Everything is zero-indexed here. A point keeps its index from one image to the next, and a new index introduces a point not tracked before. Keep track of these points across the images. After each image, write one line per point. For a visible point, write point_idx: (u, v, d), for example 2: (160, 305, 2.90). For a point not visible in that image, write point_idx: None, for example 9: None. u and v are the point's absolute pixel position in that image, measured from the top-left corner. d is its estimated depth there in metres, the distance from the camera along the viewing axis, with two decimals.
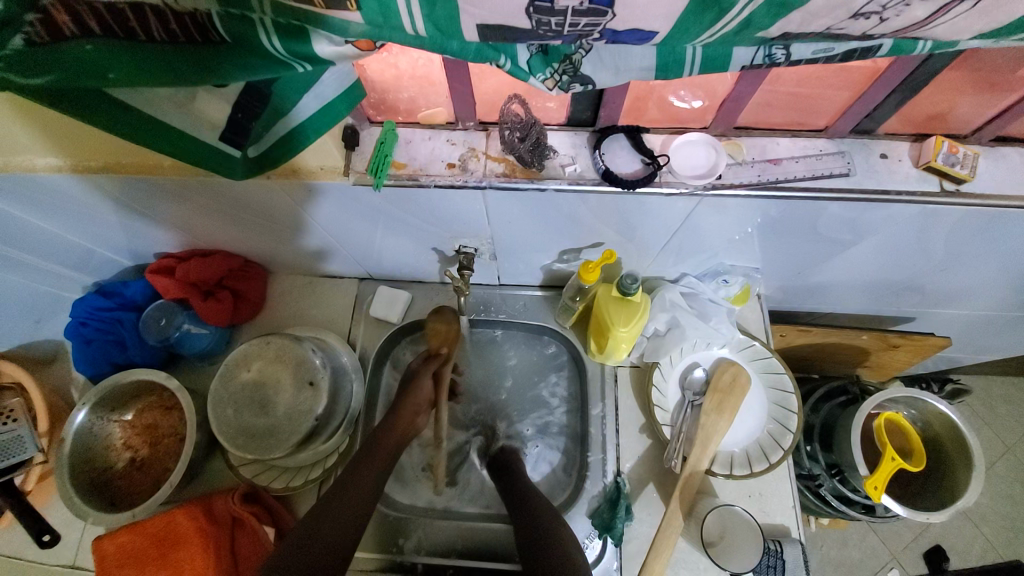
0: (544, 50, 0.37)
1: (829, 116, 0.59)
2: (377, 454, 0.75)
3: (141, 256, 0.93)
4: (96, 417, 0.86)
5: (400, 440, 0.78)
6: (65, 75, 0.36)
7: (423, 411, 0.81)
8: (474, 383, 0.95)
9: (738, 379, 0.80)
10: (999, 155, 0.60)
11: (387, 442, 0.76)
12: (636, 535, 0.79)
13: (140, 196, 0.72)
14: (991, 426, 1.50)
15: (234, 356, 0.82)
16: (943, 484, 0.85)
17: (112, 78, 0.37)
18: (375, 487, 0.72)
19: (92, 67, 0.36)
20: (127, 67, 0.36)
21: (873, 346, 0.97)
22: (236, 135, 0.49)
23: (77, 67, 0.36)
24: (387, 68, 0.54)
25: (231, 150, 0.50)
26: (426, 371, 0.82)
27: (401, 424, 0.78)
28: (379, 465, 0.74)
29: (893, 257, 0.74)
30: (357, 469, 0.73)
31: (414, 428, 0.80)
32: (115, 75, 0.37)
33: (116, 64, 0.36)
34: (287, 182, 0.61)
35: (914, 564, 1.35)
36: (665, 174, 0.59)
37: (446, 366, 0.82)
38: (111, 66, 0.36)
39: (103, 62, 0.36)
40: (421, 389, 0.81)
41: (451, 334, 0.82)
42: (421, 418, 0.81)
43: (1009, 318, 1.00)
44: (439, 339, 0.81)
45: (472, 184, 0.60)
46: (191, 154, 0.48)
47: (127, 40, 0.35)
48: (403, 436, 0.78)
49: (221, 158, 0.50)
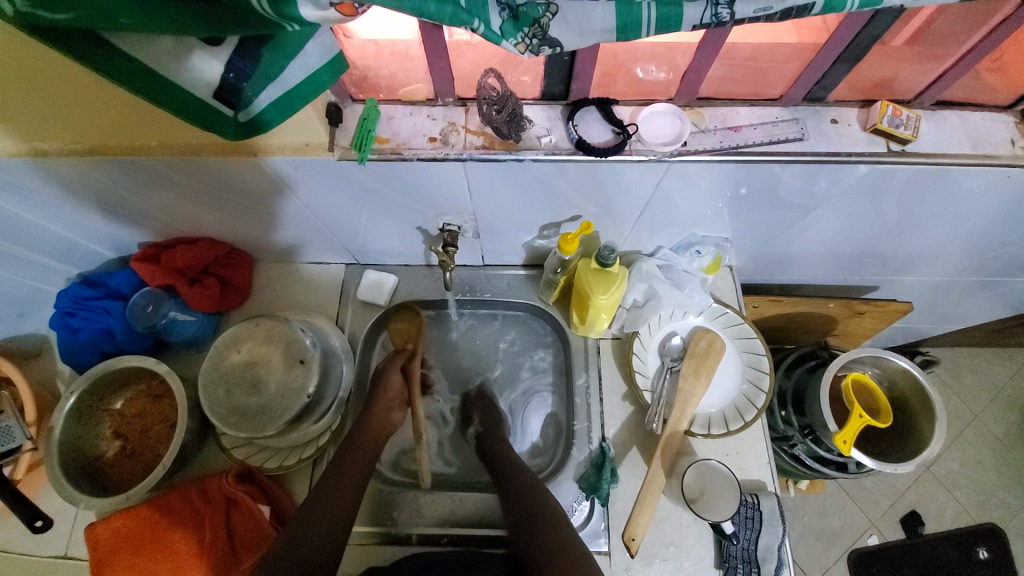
0: (514, 16, 0.41)
1: (783, 84, 0.64)
2: (356, 448, 0.78)
3: (125, 247, 0.94)
4: (85, 406, 0.87)
5: (375, 442, 0.81)
6: (82, 14, 0.37)
7: (392, 412, 0.85)
8: (447, 369, 1.00)
9: (714, 345, 0.85)
10: (939, 118, 0.66)
11: (364, 442, 0.80)
12: (621, 497, 0.82)
13: (128, 182, 0.73)
14: (960, 396, 1.56)
15: (224, 338, 0.84)
16: (910, 438, 0.90)
17: (123, 23, 0.37)
18: (358, 486, 0.75)
19: (104, 11, 0.37)
20: (138, 16, 0.37)
21: (841, 314, 1.02)
22: (229, 95, 0.48)
23: (90, 7, 0.36)
24: (368, 43, 0.58)
25: (223, 109, 0.49)
26: (394, 368, 0.88)
27: (375, 422, 0.82)
28: (356, 463, 0.77)
29: (852, 222, 0.79)
30: (341, 468, 0.76)
31: (387, 428, 0.84)
32: (126, 19, 0.37)
33: (128, 8, 0.37)
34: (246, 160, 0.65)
35: (892, 531, 1.41)
36: (634, 142, 0.62)
37: (413, 361, 0.90)
38: (121, 10, 0.37)
39: (114, 8, 0.37)
40: (389, 389, 0.86)
41: (412, 332, 0.95)
42: (392, 414, 0.85)
43: (965, 283, 1.06)
44: (402, 335, 0.94)
45: (453, 156, 0.63)
46: (192, 114, 0.48)
47: None
48: (377, 437, 0.82)
49: (214, 115, 0.50)
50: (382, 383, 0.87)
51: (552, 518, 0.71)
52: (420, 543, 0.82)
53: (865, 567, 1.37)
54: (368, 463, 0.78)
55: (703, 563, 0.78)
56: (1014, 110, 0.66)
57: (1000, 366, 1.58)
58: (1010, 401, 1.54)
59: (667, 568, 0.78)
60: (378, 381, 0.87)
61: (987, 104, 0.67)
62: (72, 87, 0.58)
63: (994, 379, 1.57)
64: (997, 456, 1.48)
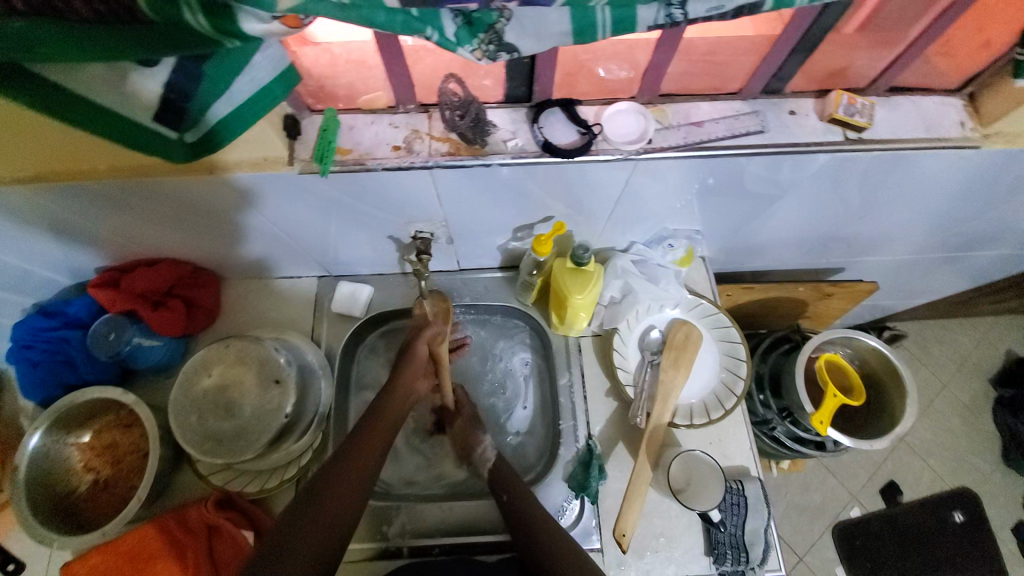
0: (469, 21, 0.40)
1: (742, 78, 0.65)
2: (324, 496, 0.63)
3: (84, 273, 0.90)
4: (52, 441, 0.82)
5: (346, 501, 0.64)
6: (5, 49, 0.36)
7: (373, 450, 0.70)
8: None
9: (691, 336, 0.87)
10: (893, 104, 0.68)
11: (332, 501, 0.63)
12: (609, 492, 0.82)
13: (79, 206, 0.70)
14: (929, 367, 1.62)
15: (193, 363, 0.81)
16: (882, 413, 0.94)
17: (45, 55, 0.36)
18: (365, 478, 0.67)
19: (23, 40, 0.35)
20: (60, 43, 0.36)
21: (811, 297, 1.04)
22: (168, 116, 0.48)
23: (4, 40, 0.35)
24: (321, 53, 0.57)
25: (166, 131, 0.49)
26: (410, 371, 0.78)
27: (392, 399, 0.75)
28: (320, 535, 0.60)
29: (816, 207, 0.81)
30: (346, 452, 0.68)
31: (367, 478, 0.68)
32: (54, 49, 0.36)
33: (58, 39, 0.35)
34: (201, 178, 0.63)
35: (872, 501, 1.46)
36: (600, 142, 0.63)
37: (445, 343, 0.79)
38: (45, 39, 0.35)
39: (38, 38, 0.35)
40: (387, 408, 0.75)
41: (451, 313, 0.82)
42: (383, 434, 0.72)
43: (926, 259, 1.09)
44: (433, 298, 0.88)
45: (419, 164, 0.62)
46: (130, 136, 0.48)
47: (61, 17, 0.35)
48: (356, 486, 0.66)
49: (152, 138, 0.49)
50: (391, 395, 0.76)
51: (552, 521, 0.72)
52: (411, 555, 0.81)
53: (849, 539, 1.42)
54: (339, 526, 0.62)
55: (693, 551, 0.79)
56: (963, 94, 0.69)
57: (964, 336, 1.64)
58: (975, 368, 1.61)
59: (658, 559, 0.79)
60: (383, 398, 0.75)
61: (938, 88, 0.69)
62: (11, 117, 0.56)
63: (959, 349, 1.63)
64: (965, 423, 1.55)
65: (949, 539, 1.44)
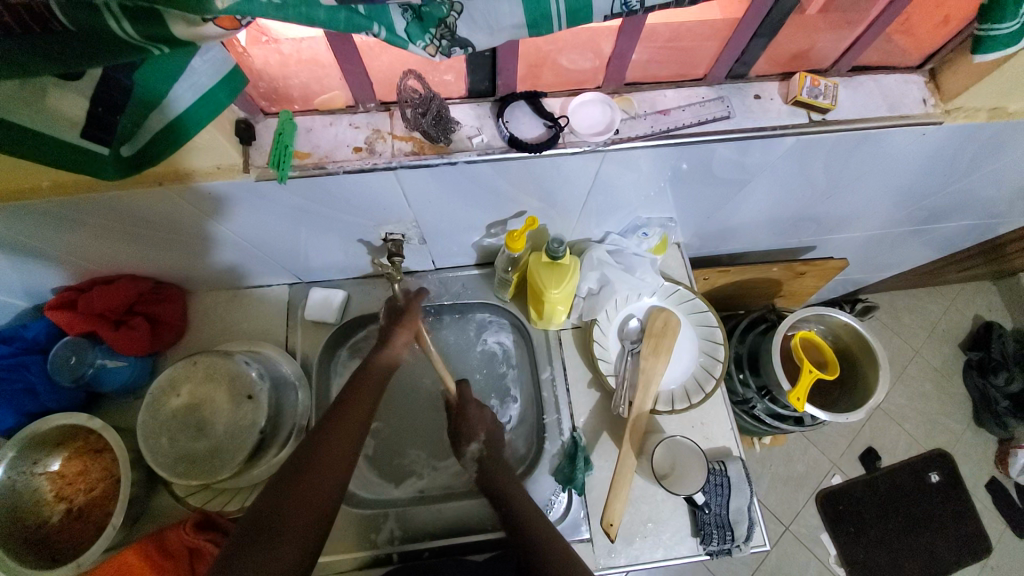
0: (418, 16, 0.38)
1: (706, 64, 0.64)
2: (275, 529, 0.56)
3: (40, 294, 0.85)
4: (17, 473, 0.78)
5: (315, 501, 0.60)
6: None
7: (334, 471, 0.63)
8: (407, 382, 0.96)
9: (669, 323, 0.87)
10: (856, 84, 0.68)
11: (286, 535, 0.56)
12: (596, 482, 0.83)
13: (23, 226, 0.66)
14: (901, 336, 1.66)
15: (159, 383, 0.78)
16: (857, 386, 0.96)
17: None
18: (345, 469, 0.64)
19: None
20: None
21: (785, 276, 1.06)
22: (99, 131, 0.46)
23: None
24: (271, 53, 0.53)
25: (97, 147, 0.48)
26: (372, 376, 0.73)
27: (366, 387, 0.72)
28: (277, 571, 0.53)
29: (786, 188, 0.81)
30: (320, 444, 0.64)
31: (331, 499, 0.61)
32: None
33: None
34: (156, 189, 0.59)
35: (851, 468, 1.51)
36: (567, 135, 0.62)
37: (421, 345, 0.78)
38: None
39: None
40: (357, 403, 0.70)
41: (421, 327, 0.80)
42: (354, 431, 0.67)
43: (894, 233, 1.12)
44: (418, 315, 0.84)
45: (382, 166, 0.60)
46: (62, 155, 0.47)
47: None
48: (321, 499, 0.60)
49: (89, 157, 0.48)
50: (354, 400, 0.70)
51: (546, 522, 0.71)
52: (402, 560, 0.80)
53: (832, 506, 1.47)
54: (299, 559, 0.56)
55: (680, 534, 0.80)
56: (924, 71, 0.70)
57: (932, 304, 1.70)
58: (944, 334, 1.67)
59: (648, 544, 0.80)
60: (344, 405, 0.69)
61: (899, 65, 0.70)
62: None
63: (928, 316, 1.68)
64: (936, 387, 1.61)
65: (925, 499, 1.50)
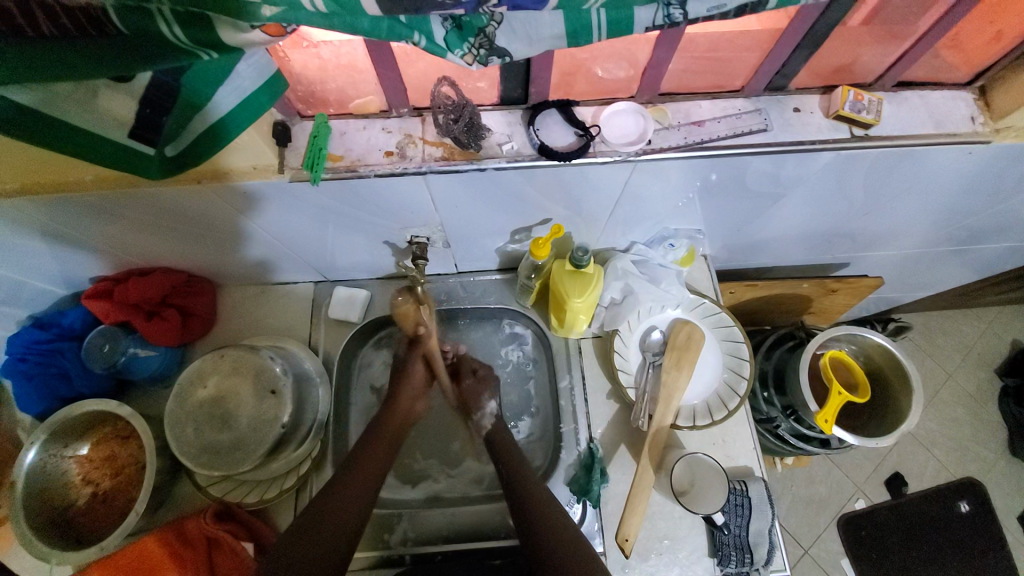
0: (458, 25, 0.38)
1: (744, 75, 0.63)
2: (303, 546, 0.62)
3: (78, 283, 0.88)
4: (48, 455, 0.81)
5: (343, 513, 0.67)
6: None
7: (361, 487, 0.70)
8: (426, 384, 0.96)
9: (693, 336, 0.85)
10: (900, 99, 0.66)
11: (317, 543, 0.63)
12: (613, 496, 0.82)
13: (67, 217, 0.69)
14: (934, 358, 1.60)
15: (188, 374, 0.80)
16: (888, 410, 0.93)
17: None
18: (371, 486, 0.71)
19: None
20: (27, 66, 0.35)
21: (815, 293, 1.03)
22: (146, 131, 0.48)
23: None
24: (311, 58, 0.54)
25: (144, 147, 0.50)
26: (402, 405, 0.81)
27: (399, 411, 0.81)
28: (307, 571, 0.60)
29: (821, 203, 0.79)
30: (352, 466, 0.72)
31: (354, 512, 0.68)
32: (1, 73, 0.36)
33: (12, 65, 0.35)
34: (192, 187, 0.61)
35: (876, 492, 1.45)
36: (598, 144, 0.61)
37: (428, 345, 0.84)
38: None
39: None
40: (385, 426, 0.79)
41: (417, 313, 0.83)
42: (380, 453, 0.75)
43: (932, 253, 1.08)
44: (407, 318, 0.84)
45: (412, 170, 0.60)
46: (108, 153, 0.49)
47: (14, 37, 0.34)
48: (346, 513, 0.67)
49: (137, 157, 0.50)
50: (385, 423, 0.79)
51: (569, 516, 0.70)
52: (415, 562, 0.80)
53: (854, 531, 1.42)
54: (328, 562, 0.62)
55: (697, 553, 0.79)
56: (973, 87, 0.67)
57: (969, 327, 1.63)
58: (980, 358, 1.59)
59: (663, 561, 0.78)
60: (379, 424, 0.79)
61: (947, 81, 0.67)
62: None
63: (964, 339, 1.61)
64: (970, 413, 1.53)
65: (953, 529, 1.43)
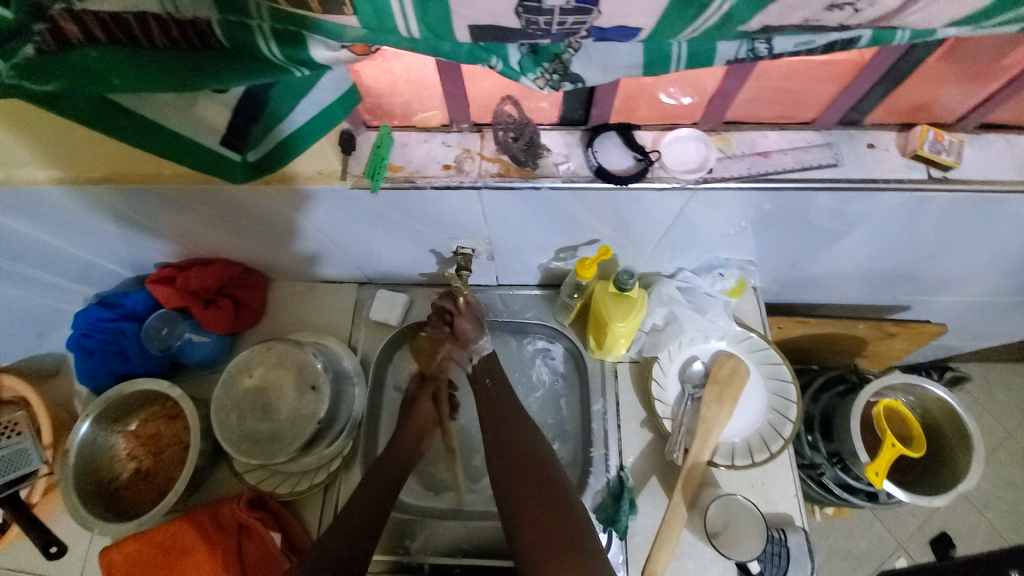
0: (534, 51, 0.39)
1: (816, 108, 0.61)
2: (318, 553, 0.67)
3: (142, 267, 0.94)
4: (100, 428, 0.85)
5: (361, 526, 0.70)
6: (74, 80, 0.38)
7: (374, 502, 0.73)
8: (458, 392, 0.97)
9: (738, 370, 0.81)
10: (984, 141, 0.62)
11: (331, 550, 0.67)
12: (640, 529, 0.79)
13: (141, 206, 0.73)
14: (994, 414, 1.48)
15: (236, 362, 0.83)
16: (944, 469, 0.86)
17: (116, 84, 0.39)
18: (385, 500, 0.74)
19: (98, 72, 0.38)
20: (137, 73, 0.38)
21: (870, 336, 0.97)
22: (228, 135, 0.51)
23: (82, 74, 0.38)
24: (383, 73, 0.56)
25: (232, 154, 0.53)
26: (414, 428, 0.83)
27: (408, 444, 0.81)
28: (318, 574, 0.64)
29: (885, 243, 0.75)
30: (368, 483, 0.75)
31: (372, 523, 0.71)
32: (119, 79, 0.38)
33: (124, 72, 0.38)
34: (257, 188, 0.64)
35: (921, 553, 1.35)
36: (657, 169, 0.60)
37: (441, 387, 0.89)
38: (115, 71, 0.38)
39: (110, 68, 0.38)
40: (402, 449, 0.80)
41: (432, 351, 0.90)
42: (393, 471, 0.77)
43: (1003, 303, 1.00)
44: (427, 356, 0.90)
45: (468, 184, 0.61)
46: (195, 158, 0.52)
47: (129, 45, 0.37)
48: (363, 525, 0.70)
49: (222, 160, 0.54)
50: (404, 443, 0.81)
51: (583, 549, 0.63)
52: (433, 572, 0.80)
53: None
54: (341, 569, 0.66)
55: None
56: None
57: None
58: None
59: None
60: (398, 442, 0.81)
61: None
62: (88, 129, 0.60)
63: None
64: None
65: None
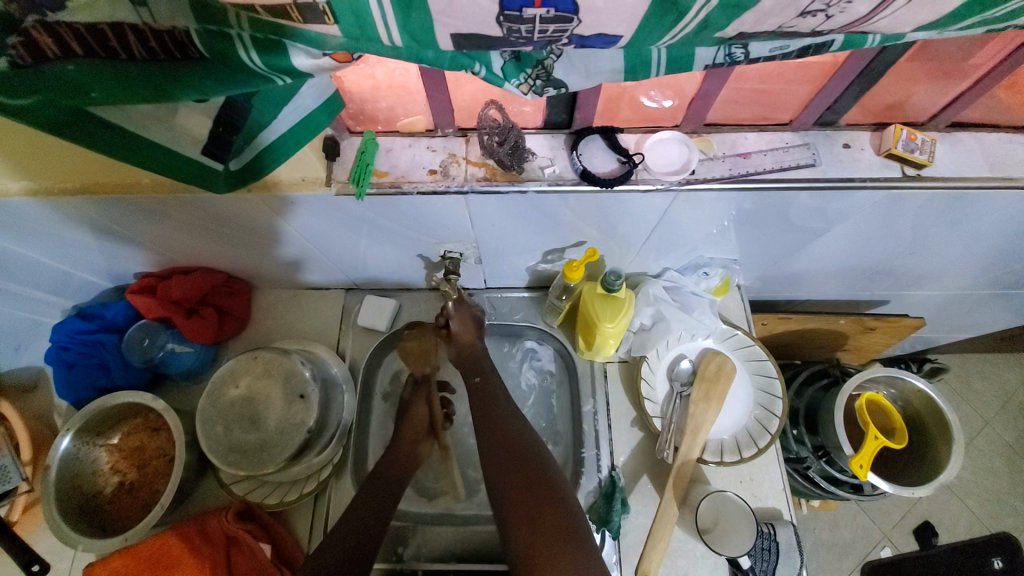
0: (517, 57, 0.39)
1: (794, 109, 0.63)
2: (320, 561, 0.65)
3: (123, 278, 0.92)
4: (81, 442, 0.84)
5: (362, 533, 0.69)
6: (50, 93, 0.38)
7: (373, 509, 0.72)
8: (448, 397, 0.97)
9: (724, 368, 0.82)
10: (954, 140, 0.64)
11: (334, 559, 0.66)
12: (633, 528, 0.80)
13: (119, 215, 0.72)
14: (970, 403, 1.52)
15: (221, 372, 0.82)
16: (925, 458, 0.88)
17: (95, 97, 0.39)
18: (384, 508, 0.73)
19: (74, 85, 0.38)
20: (117, 86, 0.38)
21: (851, 330, 0.99)
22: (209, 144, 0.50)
23: (59, 87, 0.38)
24: (364, 79, 0.55)
25: (213, 164, 0.52)
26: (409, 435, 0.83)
27: (403, 454, 0.81)
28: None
29: (863, 240, 0.77)
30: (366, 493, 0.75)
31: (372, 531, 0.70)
32: (97, 93, 0.38)
33: (101, 84, 0.38)
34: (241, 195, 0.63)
35: (904, 541, 1.38)
36: (640, 171, 0.61)
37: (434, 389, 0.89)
38: (93, 85, 0.38)
39: (89, 82, 0.38)
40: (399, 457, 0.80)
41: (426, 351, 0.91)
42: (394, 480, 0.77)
43: (977, 295, 1.03)
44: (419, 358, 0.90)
45: (454, 189, 0.61)
46: (177, 168, 0.50)
47: (107, 58, 0.37)
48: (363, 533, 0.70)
49: (204, 171, 0.52)
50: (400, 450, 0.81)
51: (575, 539, 0.61)
52: None
53: None
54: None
55: None
56: None
57: (1010, 373, 1.54)
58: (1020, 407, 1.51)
59: None
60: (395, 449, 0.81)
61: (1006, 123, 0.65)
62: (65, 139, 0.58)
63: (1003, 385, 1.53)
64: (1008, 464, 1.45)
65: None
